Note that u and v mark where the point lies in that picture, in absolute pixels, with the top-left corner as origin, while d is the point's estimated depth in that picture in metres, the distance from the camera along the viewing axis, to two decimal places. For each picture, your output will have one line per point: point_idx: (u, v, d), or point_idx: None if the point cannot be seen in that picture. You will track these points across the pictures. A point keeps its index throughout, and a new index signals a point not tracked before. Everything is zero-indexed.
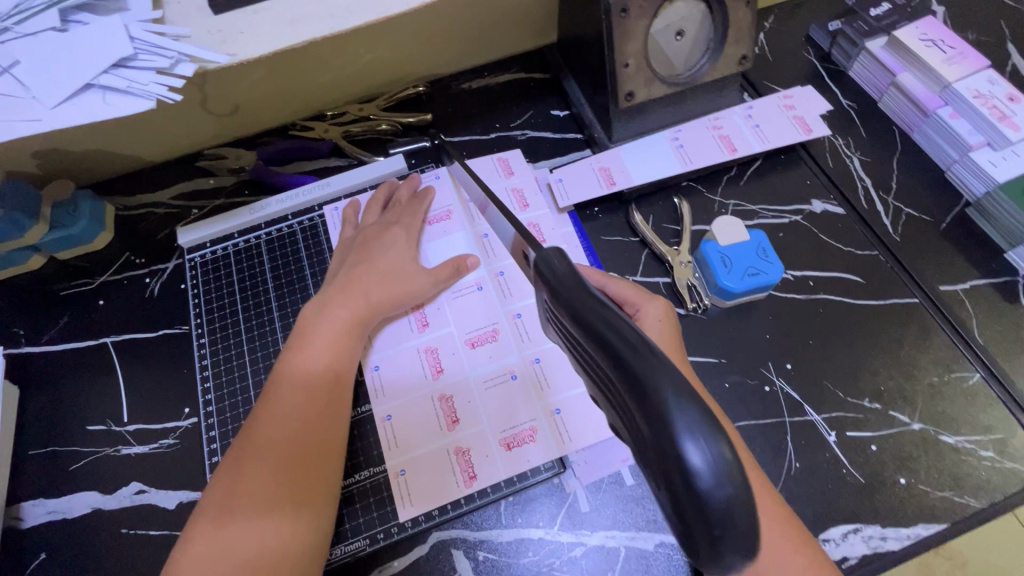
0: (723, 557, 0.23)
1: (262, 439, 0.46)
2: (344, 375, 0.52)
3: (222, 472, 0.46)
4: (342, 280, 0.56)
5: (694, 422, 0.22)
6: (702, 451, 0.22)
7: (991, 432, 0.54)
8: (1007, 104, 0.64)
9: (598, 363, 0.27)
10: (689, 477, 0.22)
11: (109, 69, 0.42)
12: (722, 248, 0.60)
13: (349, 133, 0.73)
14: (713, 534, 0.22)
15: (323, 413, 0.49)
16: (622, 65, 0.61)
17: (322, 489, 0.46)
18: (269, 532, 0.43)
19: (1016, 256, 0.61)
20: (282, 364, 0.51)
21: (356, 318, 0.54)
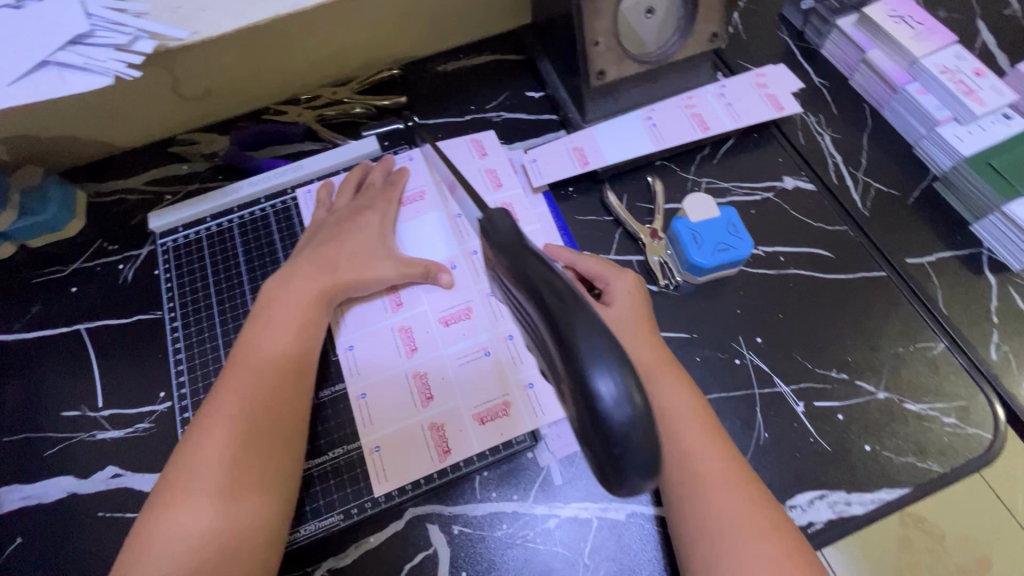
0: (627, 472, 0.28)
1: (225, 420, 0.47)
2: (309, 356, 0.53)
3: (184, 451, 0.47)
4: (309, 261, 0.57)
5: (603, 361, 0.27)
6: (611, 384, 0.27)
7: (954, 400, 0.55)
8: (973, 78, 0.65)
9: (531, 315, 0.32)
10: (595, 399, 0.27)
11: (66, 46, 0.41)
12: (692, 225, 0.61)
13: (323, 117, 0.73)
14: (615, 455, 0.27)
15: (286, 394, 0.50)
16: (592, 43, 0.61)
17: (284, 469, 0.48)
18: (233, 509, 0.44)
19: (981, 228, 0.62)
20: (247, 345, 0.52)
21: (320, 299, 0.55)
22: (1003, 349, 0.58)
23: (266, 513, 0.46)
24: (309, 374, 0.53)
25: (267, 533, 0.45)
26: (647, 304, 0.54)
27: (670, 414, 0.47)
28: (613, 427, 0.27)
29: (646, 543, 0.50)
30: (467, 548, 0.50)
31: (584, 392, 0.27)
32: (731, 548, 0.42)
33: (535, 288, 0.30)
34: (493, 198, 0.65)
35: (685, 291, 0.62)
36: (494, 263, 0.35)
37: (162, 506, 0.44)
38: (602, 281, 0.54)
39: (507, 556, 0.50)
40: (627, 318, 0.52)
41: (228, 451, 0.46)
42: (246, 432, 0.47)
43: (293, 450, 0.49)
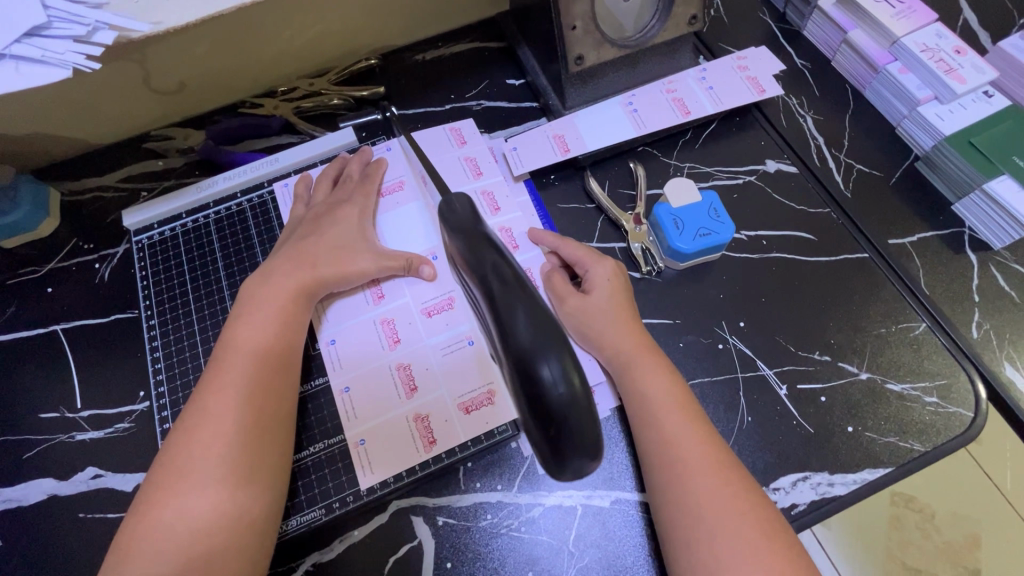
0: (564, 445, 0.33)
1: (209, 414, 0.47)
2: (293, 346, 0.53)
3: (171, 446, 0.47)
4: (290, 254, 0.56)
5: (545, 348, 0.33)
6: (552, 368, 0.32)
7: (936, 379, 0.55)
8: (954, 56, 0.64)
9: (482, 303, 0.37)
10: (536, 381, 0.32)
11: (21, 38, 0.40)
12: (674, 210, 0.60)
13: (300, 108, 0.72)
14: (551, 433, 0.33)
15: (269, 387, 0.49)
16: (570, 27, 0.60)
17: (272, 459, 0.48)
18: (223, 500, 0.44)
19: (963, 208, 0.62)
20: (228, 340, 0.51)
21: (301, 290, 0.55)
22: (985, 328, 0.58)
23: (253, 507, 0.45)
24: (292, 366, 0.52)
25: (255, 526, 0.45)
26: (628, 291, 0.54)
27: (652, 402, 0.48)
28: (549, 405, 0.32)
29: (630, 529, 0.50)
30: (451, 539, 0.50)
31: (527, 373, 0.33)
32: (715, 536, 0.42)
33: (486, 280, 0.36)
34: (472, 185, 0.64)
35: (669, 277, 0.62)
36: (455, 259, 0.40)
37: (150, 502, 0.44)
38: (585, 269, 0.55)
39: (492, 546, 0.50)
40: (607, 305, 0.52)
41: (213, 444, 0.46)
42: (230, 424, 0.46)
43: (278, 443, 0.48)
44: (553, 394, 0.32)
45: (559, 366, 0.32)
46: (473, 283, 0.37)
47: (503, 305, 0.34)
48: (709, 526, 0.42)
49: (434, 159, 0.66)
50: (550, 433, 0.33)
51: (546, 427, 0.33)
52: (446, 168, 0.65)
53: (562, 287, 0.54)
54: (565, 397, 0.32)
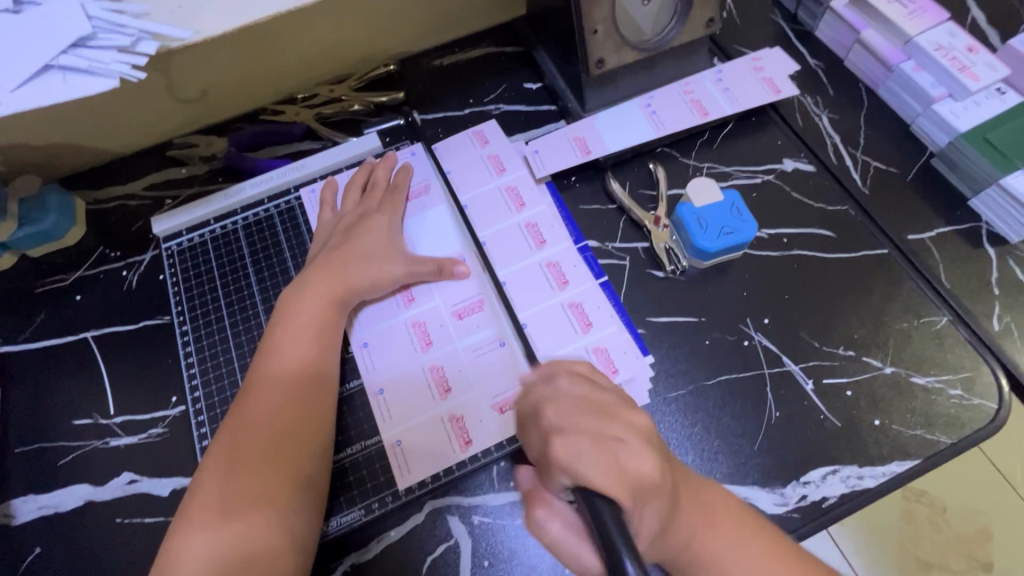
0: None
1: (246, 437, 0.48)
2: (321, 369, 0.52)
3: (206, 470, 0.47)
4: (316, 272, 0.57)
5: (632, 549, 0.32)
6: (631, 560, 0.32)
7: (959, 371, 0.56)
8: (966, 54, 0.66)
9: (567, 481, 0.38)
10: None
11: (68, 49, 0.41)
12: (697, 209, 0.61)
13: (322, 115, 0.72)
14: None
15: (302, 408, 0.50)
16: (591, 31, 0.61)
17: (303, 487, 0.47)
18: (254, 530, 0.44)
19: (979, 203, 0.63)
20: (259, 364, 0.52)
21: (328, 311, 0.55)
22: (1006, 321, 0.59)
23: (290, 525, 0.46)
24: (323, 387, 0.52)
25: (294, 544, 0.45)
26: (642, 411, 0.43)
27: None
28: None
29: None
30: (488, 537, 0.51)
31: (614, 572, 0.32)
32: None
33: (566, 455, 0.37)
34: (495, 183, 0.65)
35: (692, 275, 0.63)
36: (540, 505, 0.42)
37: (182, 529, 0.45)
38: (611, 438, 0.39)
39: (528, 543, 0.51)
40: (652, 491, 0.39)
41: (250, 470, 0.46)
42: (266, 447, 0.47)
43: (316, 459, 0.49)
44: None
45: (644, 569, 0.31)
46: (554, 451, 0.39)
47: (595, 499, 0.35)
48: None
49: (458, 162, 0.67)
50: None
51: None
52: (471, 168, 0.66)
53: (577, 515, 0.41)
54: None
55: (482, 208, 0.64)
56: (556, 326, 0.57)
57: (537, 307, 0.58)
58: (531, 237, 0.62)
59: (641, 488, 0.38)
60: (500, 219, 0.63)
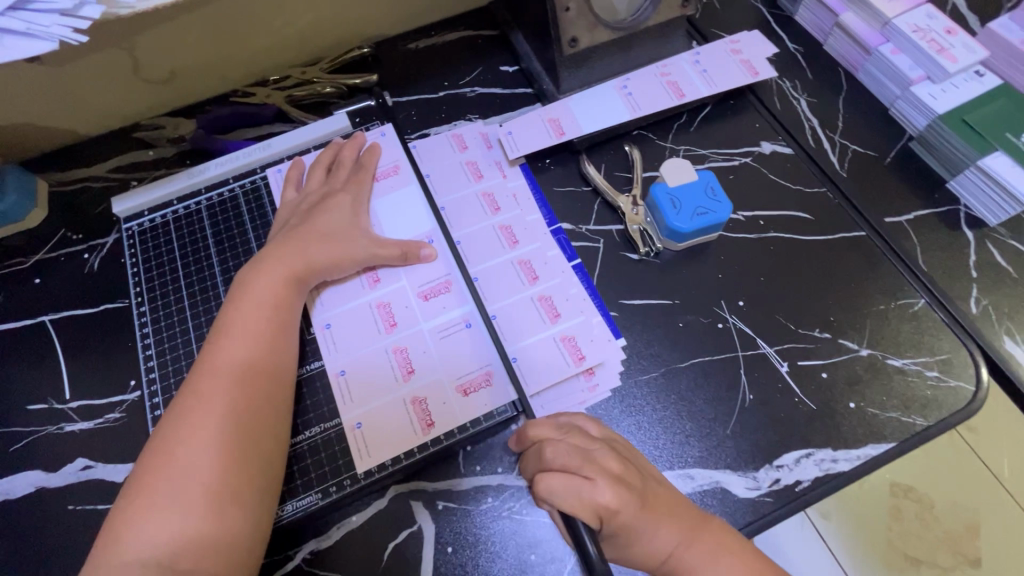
0: None
1: (189, 430, 0.45)
2: (274, 360, 0.50)
3: (146, 464, 0.44)
4: (273, 257, 0.54)
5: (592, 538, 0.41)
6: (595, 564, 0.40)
7: (936, 354, 0.55)
8: (944, 36, 0.65)
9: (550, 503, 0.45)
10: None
11: (5, 10, 0.39)
12: (670, 190, 0.60)
13: (292, 97, 0.71)
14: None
15: (257, 399, 0.48)
16: (563, 9, 0.60)
17: (252, 485, 0.45)
18: (197, 529, 0.42)
19: (958, 185, 0.62)
20: (208, 354, 0.49)
21: (284, 301, 0.53)
22: (984, 303, 0.58)
23: (247, 521, 0.44)
24: (276, 379, 0.50)
25: (250, 541, 0.44)
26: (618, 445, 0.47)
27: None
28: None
29: None
30: (453, 524, 0.49)
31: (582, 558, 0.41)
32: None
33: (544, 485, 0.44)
34: (472, 189, 0.64)
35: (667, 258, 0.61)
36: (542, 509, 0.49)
37: (120, 527, 0.42)
38: (582, 477, 0.43)
39: (493, 529, 0.49)
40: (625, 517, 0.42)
41: (199, 463, 0.44)
42: (222, 438, 0.45)
43: (271, 454, 0.47)
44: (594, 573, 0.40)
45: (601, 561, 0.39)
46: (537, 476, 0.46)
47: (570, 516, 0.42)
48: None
49: (436, 165, 0.65)
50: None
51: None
52: (450, 173, 0.65)
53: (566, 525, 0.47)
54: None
55: (459, 210, 0.62)
56: (525, 310, 0.56)
57: (509, 300, 0.57)
58: (504, 238, 0.60)
59: (607, 517, 0.42)
60: (474, 222, 0.62)
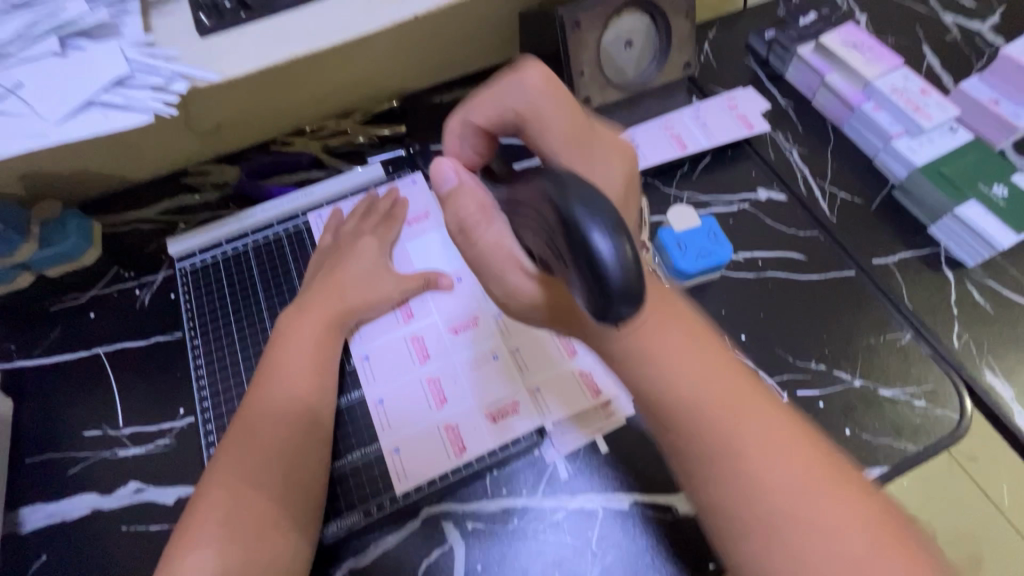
0: (615, 306, 0.30)
1: (241, 465, 0.50)
2: (319, 397, 0.56)
3: (202, 496, 0.50)
4: (318, 296, 0.61)
5: (598, 215, 0.29)
6: (602, 236, 0.29)
7: (923, 385, 0.60)
8: (919, 96, 0.72)
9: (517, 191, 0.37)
10: (595, 257, 0.29)
11: (109, 87, 0.47)
12: (677, 234, 0.66)
13: (328, 146, 0.79)
14: (608, 282, 0.29)
15: (302, 434, 0.53)
16: (578, 72, 0.68)
17: (297, 512, 0.50)
18: (243, 554, 0.46)
19: (937, 229, 0.69)
20: (259, 392, 0.55)
21: (327, 341, 0.58)
22: (964, 338, 0.63)
23: (287, 548, 0.48)
24: (320, 415, 0.55)
25: (291, 565, 0.48)
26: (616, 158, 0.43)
27: (683, 397, 0.38)
28: (604, 266, 0.29)
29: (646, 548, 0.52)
30: (482, 543, 0.53)
31: (583, 247, 0.29)
32: (805, 516, 0.36)
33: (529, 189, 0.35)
34: None
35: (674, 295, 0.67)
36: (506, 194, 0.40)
37: (176, 551, 0.47)
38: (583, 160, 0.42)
39: (518, 548, 0.53)
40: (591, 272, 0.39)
41: (248, 494, 0.49)
42: (269, 472, 0.50)
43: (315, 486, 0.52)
44: (605, 259, 0.29)
45: (608, 227, 0.29)
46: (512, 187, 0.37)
47: (554, 199, 0.31)
48: (820, 547, 0.36)
49: None
50: (608, 287, 0.29)
51: (603, 279, 0.29)
52: None
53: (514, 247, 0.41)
54: (621, 257, 0.29)
55: None
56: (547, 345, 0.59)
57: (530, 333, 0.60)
58: None
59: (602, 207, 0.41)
60: None
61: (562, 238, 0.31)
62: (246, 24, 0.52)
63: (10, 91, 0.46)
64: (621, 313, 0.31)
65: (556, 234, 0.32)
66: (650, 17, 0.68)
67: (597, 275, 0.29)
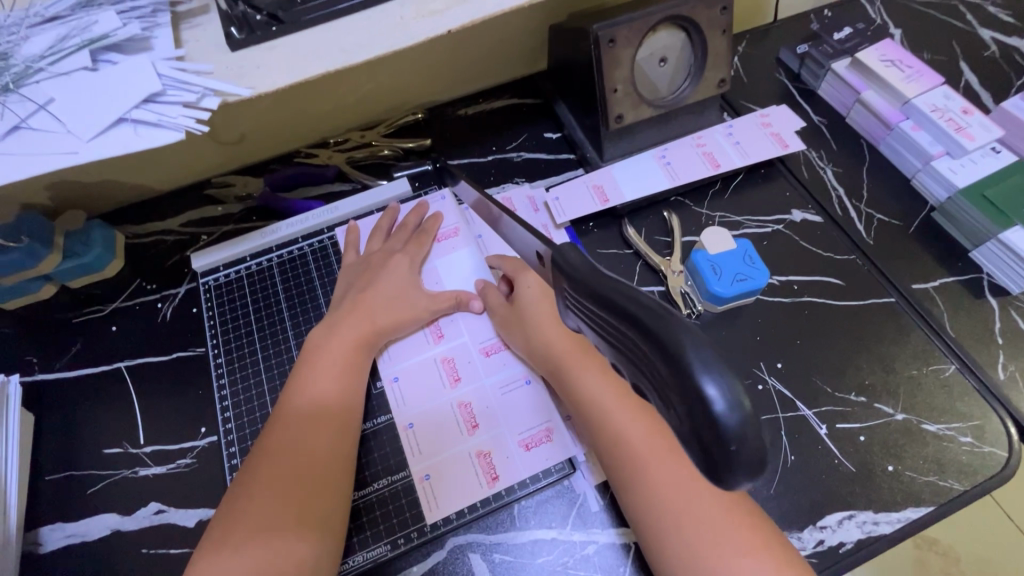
0: (730, 476, 0.23)
1: (268, 463, 0.50)
2: (349, 399, 0.55)
3: (231, 496, 0.49)
4: (347, 307, 0.61)
5: (716, 365, 0.22)
6: (719, 391, 0.22)
7: (969, 419, 0.58)
8: (962, 116, 0.69)
9: (584, 306, 0.29)
10: (711, 416, 0.22)
11: (140, 104, 0.45)
12: (711, 256, 0.63)
13: (353, 159, 0.76)
14: (730, 451, 0.22)
15: (330, 432, 0.53)
16: (611, 90, 0.66)
17: (325, 510, 0.49)
18: (271, 551, 0.46)
19: (981, 255, 0.66)
20: (288, 394, 0.55)
21: (358, 347, 0.58)
22: (1011, 370, 0.61)
23: (320, 548, 0.47)
24: (348, 415, 0.54)
25: (321, 566, 0.47)
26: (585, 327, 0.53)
27: (596, 409, 0.51)
28: (725, 430, 0.22)
29: None
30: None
31: (694, 404, 0.23)
32: (684, 517, 0.45)
33: (612, 302, 0.27)
34: None
35: (706, 319, 0.65)
36: (564, 297, 0.32)
37: (207, 549, 0.46)
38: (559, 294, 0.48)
39: None
40: (537, 308, 0.57)
41: (272, 493, 0.48)
42: (295, 470, 0.49)
43: (343, 486, 0.51)
44: (728, 425, 0.22)
45: (730, 381, 0.22)
46: (580, 295, 0.29)
47: (666, 341, 0.24)
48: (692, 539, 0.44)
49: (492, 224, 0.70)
50: (729, 452, 0.22)
51: (724, 446, 0.22)
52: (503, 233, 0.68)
53: (496, 301, 0.61)
54: (747, 417, 0.22)
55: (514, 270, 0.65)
56: None
57: None
58: None
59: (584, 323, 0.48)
60: None
61: (672, 392, 0.24)
62: (278, 37, 0.51)
63: (40, 107, 0.45)
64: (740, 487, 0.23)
65: (664, 384, 0.24)
66: (685, 33, 0.66)
67: (713, 437, 0.22)
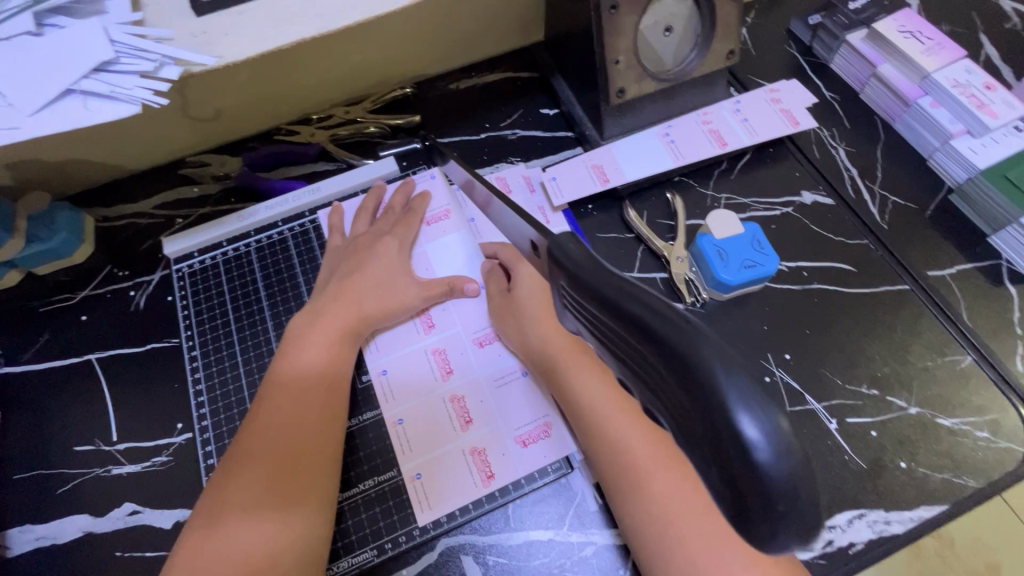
0: (760, 520, 0.20)
1: (253, 440, 0.48)
2: (338, 373, 0.53)
3: (216, 475, 0.47)
4: (336, 286, 0.57)
5: (751, 394, 0.19)
6: (757, 427, 0.19)
7: (984, 413, 0.55)
8: (984, 91, 0.65)
9: (588, 309, 0.26)
10: (747, 453, 0.19)
11: (90, 73, 0.41)
12: (717, 241, 0.60)
13: (337, 136, 0.71)
14: (775, 510, 0.20)
15: (319, 405, 0.50)
16: (613, 61, 0.61)
17: (315, 487, 0.47)
18: (259, 530, 0.43)
19: (999, 240, 0.63)
20: (274, 371, 0.52)
21: (347, 323, 0.55)
22: None
23: (311, 525, 0.45)
24: (336, 389, 0.52)
25: (312, 544, 0.45)
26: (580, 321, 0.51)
27: (591, 410, 0.48)
28: (765, 478, 0.19)
29: None
30: None
31: (725, 439, 0.20)
32: (682, 525, 0.42)
33: (625, 310, 0.23)
34: None
35: (711, 307, 0.62)
36: (565, 295, 0.28)
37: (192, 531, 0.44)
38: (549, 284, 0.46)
39: None
40: (534, 302, 0.54)
41: (259, 470, 0.46)
42: (283, 445, 0.47)
43: (333, 463, 0.49)
44: (774, 475, 0.19)
45: (770, 413, 0.19)
46: (584, 297, 0.26)
47: (694, 365, 0.20)
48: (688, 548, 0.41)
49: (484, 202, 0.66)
50: (774, 510, 0.20)
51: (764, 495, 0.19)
52: None
53: (496, 289, 0.58)
54: (791, 462, 0.19)
55: None
56: None
57: None
58: None
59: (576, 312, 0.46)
60: None
61: (699, 424, 0.21)
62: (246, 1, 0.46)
63: None
64: (788, 550, 0.21)
65: (689, 411, 0.21)
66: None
67: (753, 488, 0.20)
